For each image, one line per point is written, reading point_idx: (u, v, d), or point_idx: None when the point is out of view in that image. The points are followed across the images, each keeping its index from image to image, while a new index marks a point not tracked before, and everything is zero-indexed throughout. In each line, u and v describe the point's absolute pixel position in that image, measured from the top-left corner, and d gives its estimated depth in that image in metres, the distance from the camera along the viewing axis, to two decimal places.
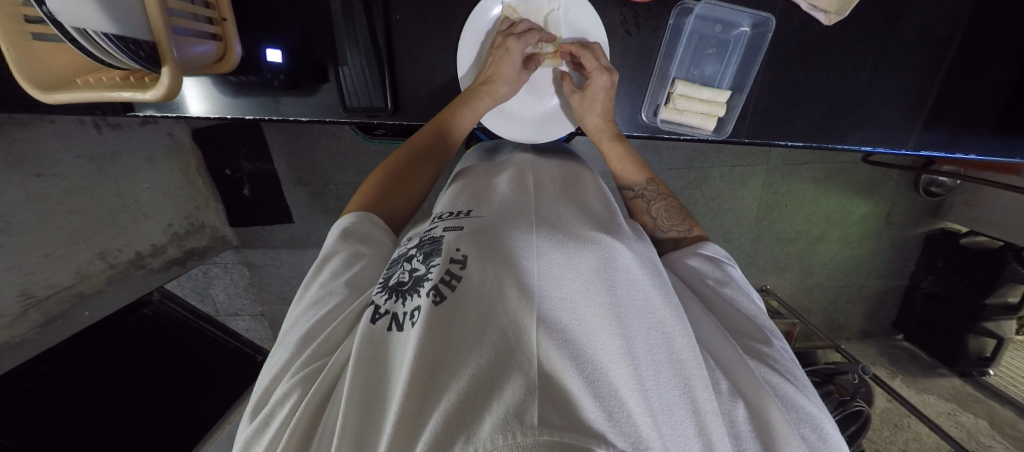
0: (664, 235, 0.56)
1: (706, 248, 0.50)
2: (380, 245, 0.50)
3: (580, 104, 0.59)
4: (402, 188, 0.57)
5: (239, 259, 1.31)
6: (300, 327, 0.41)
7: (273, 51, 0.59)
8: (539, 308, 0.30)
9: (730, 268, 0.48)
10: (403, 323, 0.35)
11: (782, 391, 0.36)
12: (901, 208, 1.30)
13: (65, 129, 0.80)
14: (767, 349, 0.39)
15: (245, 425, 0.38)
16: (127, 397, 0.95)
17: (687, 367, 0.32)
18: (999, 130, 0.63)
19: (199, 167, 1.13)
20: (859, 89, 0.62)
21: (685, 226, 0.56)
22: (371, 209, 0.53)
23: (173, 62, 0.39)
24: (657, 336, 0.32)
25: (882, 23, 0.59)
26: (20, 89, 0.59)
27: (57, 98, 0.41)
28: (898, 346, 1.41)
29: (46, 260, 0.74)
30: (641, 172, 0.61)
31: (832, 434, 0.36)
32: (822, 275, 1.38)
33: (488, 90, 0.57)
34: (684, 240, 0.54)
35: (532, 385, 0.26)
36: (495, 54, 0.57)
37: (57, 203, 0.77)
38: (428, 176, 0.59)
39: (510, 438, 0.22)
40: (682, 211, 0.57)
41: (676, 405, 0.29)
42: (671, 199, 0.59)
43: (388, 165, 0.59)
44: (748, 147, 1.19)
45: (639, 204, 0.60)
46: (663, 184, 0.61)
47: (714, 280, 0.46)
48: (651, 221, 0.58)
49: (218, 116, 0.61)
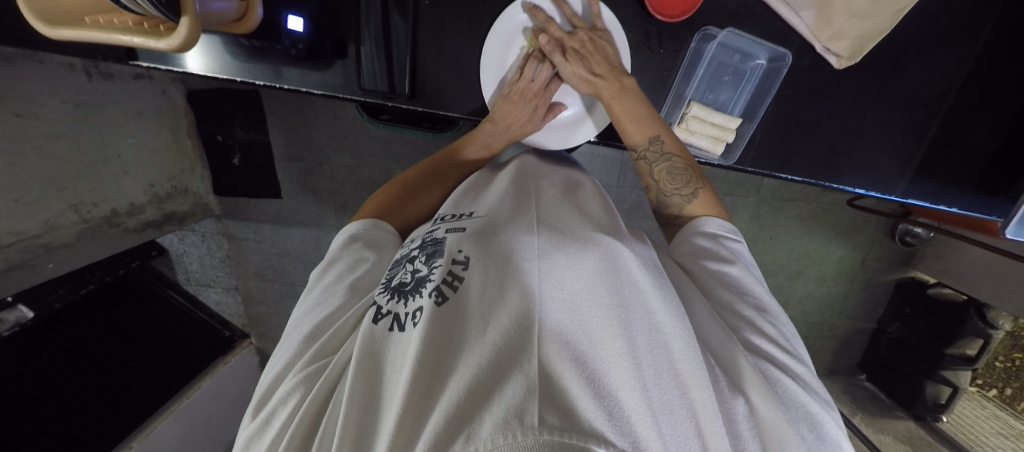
0: (666, 200, 0.59)
1: (710, 224, 0.52)
2: (386, 248, 0.50)
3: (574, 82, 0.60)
4: (414, 201, 0.60)
5: (219, 230, 1.26)
6: (304, 325, 0.41)
7: (294, 19, 0.56)
8: (539, 308, 0.31)
9: (734, 243, 0.51)
10: (405, 323, 0.35)
11: (784, 387, 0.37)
12: (877, 253, 1.35)
13: (56, 72, 0.77)
14: (768, 346, 0.40)
15: (244, 423, 0.37)
16: (81, 361, 0.93)
17: (686, 370, 0.32)
18: (980, 189, 0.66)
19: (190, 130, 1.09)
20: (859, 133, 0.65)
21: (687, 190, 0.57)
22: (381, 218, 0.54)
23: (192, 11, 0.37)
24: (656, 337, 0.33)
25: (885, 73, 0.62)
26: (18, 21, 0.56)
27: (62, 36, 0.40)
28: (860, 385, 1.46)
29: (15, 205, 0.70)
30: (646, 131, 0.56)
31: (835, 434, 0.36)
32: (796, 310, 1.43)
33: (503, 129, 0.63)
34: (685, 210, 0.57)
35: (532, 385, 0.26)
36: (511, 106, 0.60)
37: (34, 146, 0.73)
38: (440, 192, 0.63)
39: (510, 438, 0.22)
40: (690, 174, 0.56)
41: (676, 406, 0.29)
42: (682, 159, 0.57)
43: (401, 179, 0.62)
44: (741, 178, 1.23)
45: (643, 168, 0.60)
46: (670, 140, 0.58)
47: (721, 257, 0.48)
48: (655, 184, 0.59)
49: (225, 77, 0.59)
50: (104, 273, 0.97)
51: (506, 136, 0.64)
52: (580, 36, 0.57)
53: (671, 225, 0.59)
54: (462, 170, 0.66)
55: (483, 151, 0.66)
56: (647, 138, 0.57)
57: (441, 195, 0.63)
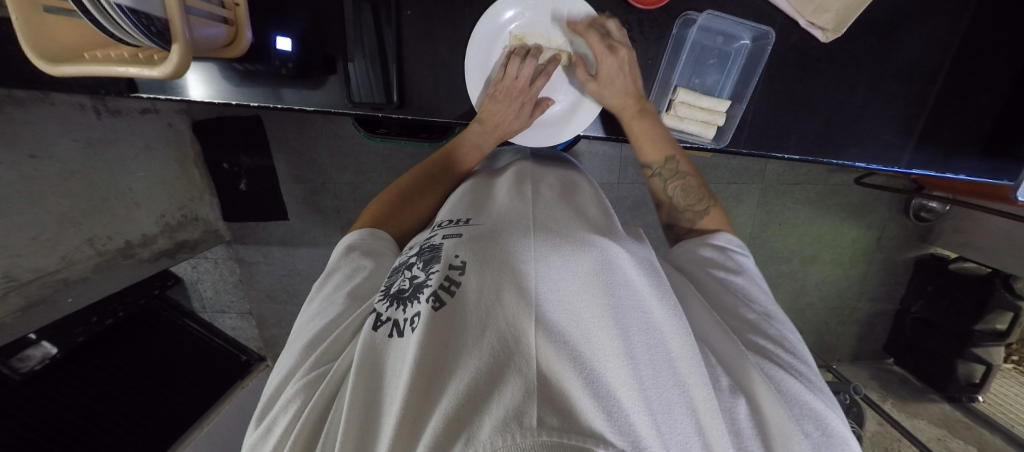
0: (679, 217, 0.60)
1: (718, 237, 0.52)
2: (383, 257, 0.51)
3: (598, 95, 0.60)
4: (408, 207, 0.60)
5: (230, 255, 1.29)
6: (304, 334, 0.41)
7: (282, 39, 0.59)
8: (537, 309, 0.30)
9: (741, 257, 0.50)
10: (403, 329, 0.34)
11: (786, 386, 0.36)
12: (892, 231, 1.32)
13: (65, 112, 0.80)
14: (770, 345, 0.39)
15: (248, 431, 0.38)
16: (102, 390, 0.94)
17: (684, 367, 0.32)
18: (988, 153, 0.64)
19: (197, 161, 1.13)
20: (855, 107, 0.64)
21: (700, 206, 0.59)
22: (378, 227, 0.55)
23: (182, 38, 0.39)
24: (655, 336, 0.32)
25: (877, 43, 0.62)
26: (26, 64, 0.59)
27: (62, 72, 0.41)
28: (888, 369, 1.40)
29: (33, 242, 0.73)
30: (662, 150, 0.60)
31: (840, 430, 0.35)
32: (814, 296, 1.39)
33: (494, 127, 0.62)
34: (699, 223, 0.57)
35: (531, 387, 0.25)
36: (496, 102, 0.60)
37: (49, 185, 0.75)
38: (434, 196, 0.63)
39: (509, 439, 0.22)
40: (702, 193, 0.60)
41: (676, 404, 0.28)
42: (694, 178, 0.61)
43: (395, 186, 0.62)
44: (744, 165, 1.21)
45: (657, 184, 0.63)
46: (685, 160, 0.62)
47: (726, 267, 0.48)
48: (669, 201, 0.62)
49: (222, 102, 0.61)
50: (138, 298, 1.05)
51: (495, 136, 0.63)
52: (621, 55, 0.57)
53: (681, 239, 0.60)
54: (456, 174, 0.65)
55: (474, 153, 0.66)
56: (664, 155, 0.61)
57: (435, 199, 0.63)
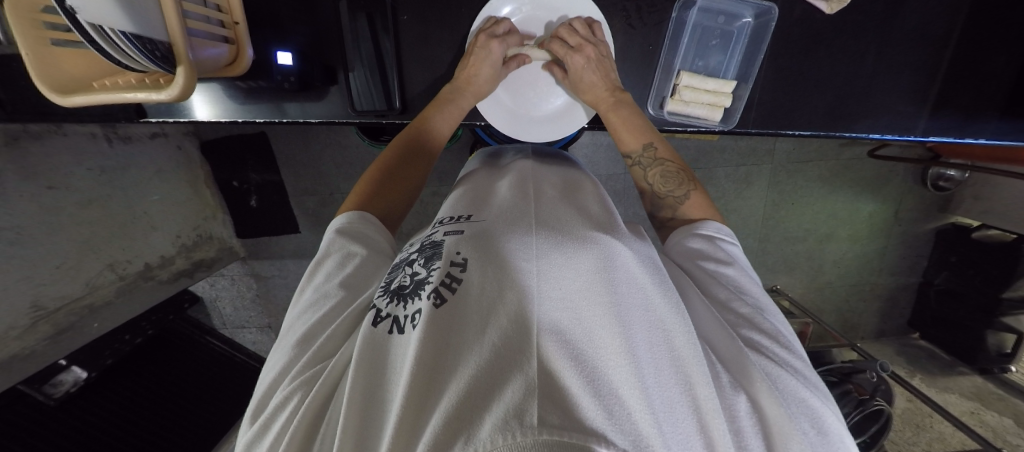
0: (662, 204, 0.57)
1: (707, 226, 0.50)
2: (373, 242, 0.49)
3: (576, 92, 0.61)
4: (394, 187, 0.57)
5: (246, 271, 1.31)
6: (295, 332, 0.41)
7: (284, 54, 0.58)
8: (537, 308, 0.30)
9: (730, 246, 0.48)
10: (404, 326, 0.35)
11: (782, 383, 0.35)
12: (911, 203, 1.28)
13: (79, 142, 0.83)
14: (767, 342, 0.38)
15: (244, 429, 0.38)
16: (132, 411, 0.97)
17: (688, 365, 0.31)
18: (1007, 115, 0.62)
19: (208, 180, 1.15)
20: (864, 77, 0.62)
21: (680, 191, 0.55)
22: (365, 209, 0.53)
23: (185, 60, 0.39)
24: (657, 333, 0.32)
25: (884, 10, 0.60)
26: (41, 98, 0.61)
27: (74, 101, 0.42)
28: (914, 344, 1.37)
29: (57, 271, 0.75)
30: (639, 137, 0.57)
31: (836, 429, 0.34)
32: (833, 274, 1.36)
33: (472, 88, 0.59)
34: (679, 211, 0.54)
35: (532, 385, 0.25)
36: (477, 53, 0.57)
37: (67, 215, 0.77)
38: (418, 174, 0.60)
39: (510, 438, 0.22)
40: (683, 178, 0.55)
41: (678, 404, 0.28)
42: (674, 163, 0.56)
43: (378, 162, 0.59)
44: (752, 146, 1.19)
45: (637, 173, 0.59)
46: (665, 145, 0.57)
47: (716, 260, 0.46)
48: (649, 188, 0.57)
49: (228, 120, 0.63)
50: (166, 314, 1.08)
51: (473, 95, 0.60)
52: (587, 53, 0.56)
53: (666, 227, 0.56)
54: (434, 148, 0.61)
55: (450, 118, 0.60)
56: (641, 143, 0.57)
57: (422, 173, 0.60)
